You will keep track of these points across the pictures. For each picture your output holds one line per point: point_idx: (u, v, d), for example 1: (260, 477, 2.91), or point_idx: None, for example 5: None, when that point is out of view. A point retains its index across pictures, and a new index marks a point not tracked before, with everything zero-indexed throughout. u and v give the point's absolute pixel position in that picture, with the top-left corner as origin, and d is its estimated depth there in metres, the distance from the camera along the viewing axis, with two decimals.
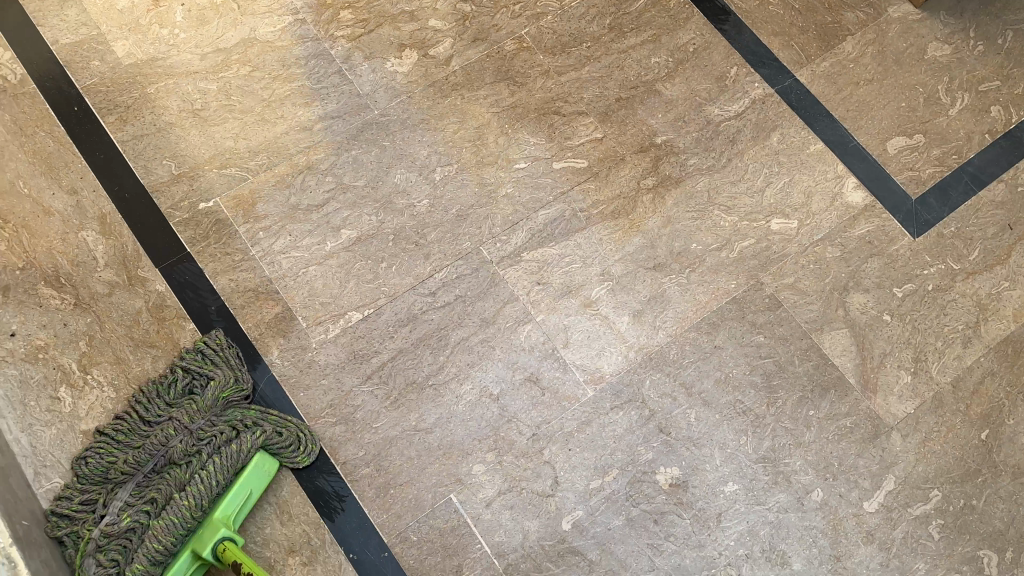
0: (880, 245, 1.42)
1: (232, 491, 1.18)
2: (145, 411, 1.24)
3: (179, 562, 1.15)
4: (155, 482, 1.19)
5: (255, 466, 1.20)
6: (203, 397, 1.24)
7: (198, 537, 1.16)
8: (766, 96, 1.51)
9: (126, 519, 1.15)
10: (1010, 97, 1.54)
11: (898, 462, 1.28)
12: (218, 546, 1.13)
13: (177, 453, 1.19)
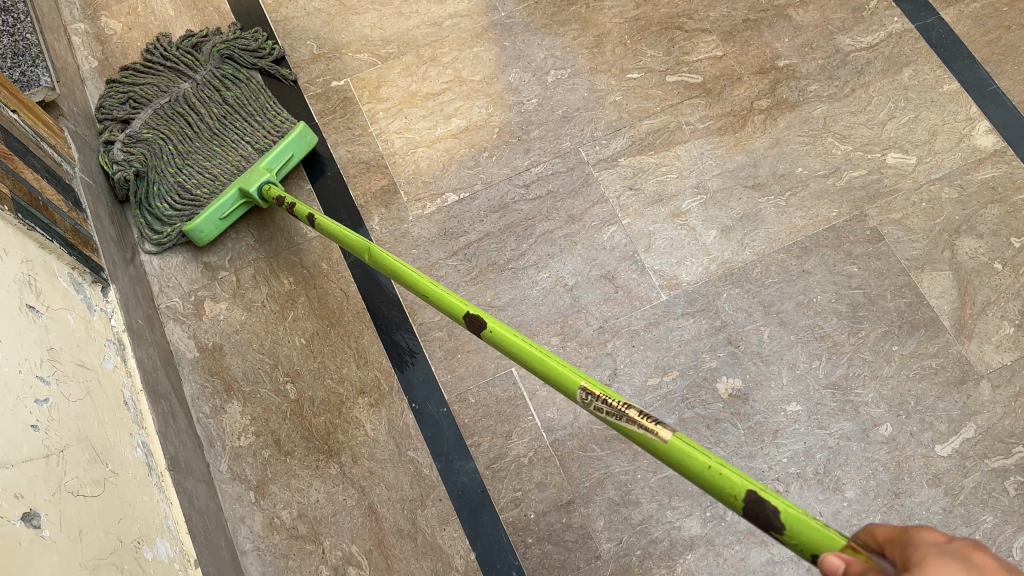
0: (1004, 192, 1.33)
1: (275, 148, 1.36)
2: (161, 124, 1.39)
3: (226, 196, 1.33)
4: (171, 114, 1.40)
5: (298, 136, 1.38)
6: (216, 73, 1.45)
7: (243, 177, 1.34)
8: (904, 31, 1.45)
9: (151, 136, 1.38)
10: None
11: (983, 412, 1.20)
12: (262, 187, 1.33)
13: (203, 98, 1.42)
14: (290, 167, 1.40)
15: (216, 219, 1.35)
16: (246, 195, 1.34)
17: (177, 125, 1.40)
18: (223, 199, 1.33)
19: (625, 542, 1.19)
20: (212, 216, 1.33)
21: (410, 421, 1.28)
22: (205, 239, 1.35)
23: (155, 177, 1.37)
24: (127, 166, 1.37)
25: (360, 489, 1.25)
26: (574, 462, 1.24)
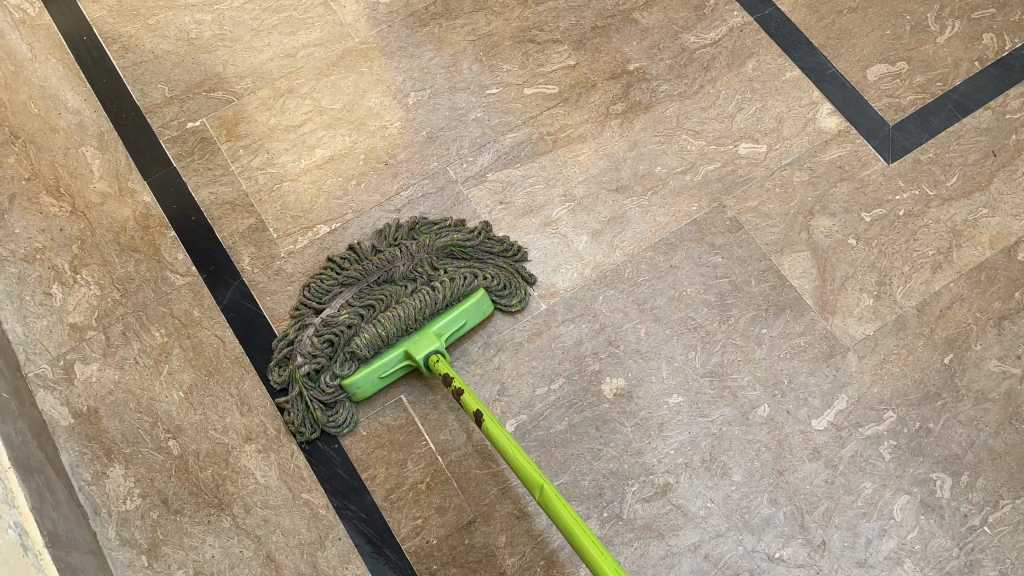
0: (851, 170, 1.39)
1: (450, 311, 1.25)
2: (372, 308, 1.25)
3: (390, 354, 1.23)
4: (379, 289, 1.27)
5: (475, 302, 1.27)
6: (431, 281, 1.27)
7: (408, 338, 1.23)
8: (744, 25, 1.51)
9: (371, 327, 1.22)
10: (1003, 26, 1.50)
11: (852, 382, 1.25)
12: (430, 355, 1.22)
13: (422, 271, 1.28)
14: (459, 331, 1.28)
15: (372, 375, 1.24)
16: (409, 356, 1.24)
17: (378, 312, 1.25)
18: (387, 358, 1.23)
19: (527, 555, 1.20)
20: (371, 373, 1.22)
21: (301, 462, 1.26)
22: (361, 395, 1.25)
23: (356, 330, 1.23)
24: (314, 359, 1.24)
25: (256, 539, 1.22)
26: (470, 482, 1.24)
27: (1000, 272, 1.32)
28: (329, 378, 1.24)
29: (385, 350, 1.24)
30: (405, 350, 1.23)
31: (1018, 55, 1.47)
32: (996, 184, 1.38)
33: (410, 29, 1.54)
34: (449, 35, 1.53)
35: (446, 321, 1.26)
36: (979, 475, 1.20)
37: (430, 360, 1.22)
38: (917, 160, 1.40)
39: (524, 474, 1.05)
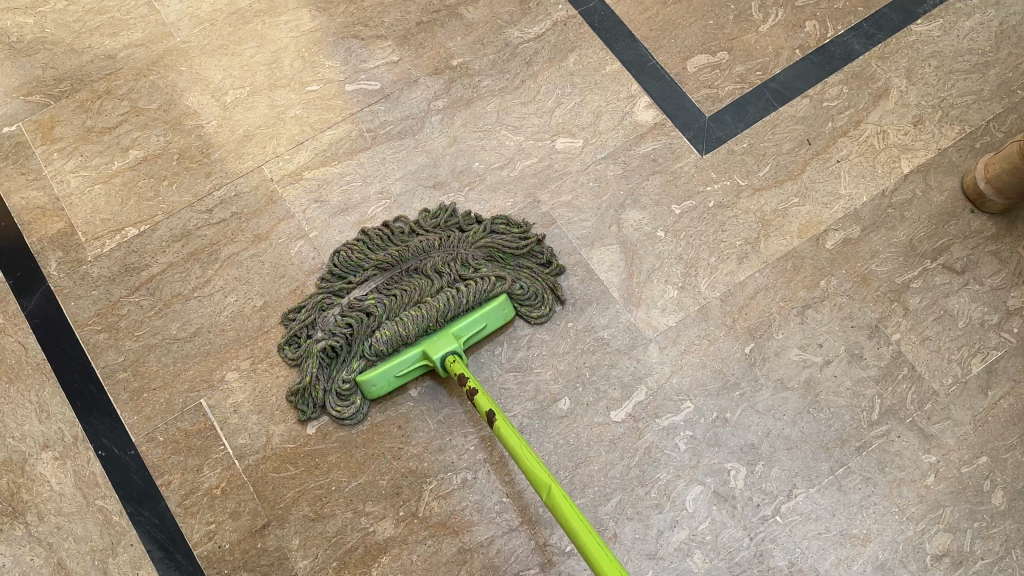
0: (665, 163, 1.42)
1: (472, 314, 1.23)
2: (390, 287, 1.26)
3: (408, 355, 1.21)
4: (409, 278, 1.27)
5: (494, 307, 1.24)
6: (483, 226, 1.33)
7: (429, 341, 1.21)
8: (568, 18, 1.52)
9: (384, 333, 1.20)
10: (825, 13, 1.50)
11: (652, 374, 1.27)
12: (448, 356, 1.19)
13: (423, 296, 1.24)
14: (482, 335, 1.26)
15: (390, 373, 1.22)
16: (428, 357, 1.21)
17: (401, 304, 1.24)
18: (404, 356, 1.21)
19: (320, 556, 1.20)
20: (387, 372, 1.20)
21: (97, 468, 1.25)
22: (375, 392, 1.23)
23: (373, 333, 1.22)
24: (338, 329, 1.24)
25: (47, 548, 1.20)
26: (267, 485, 1.23)
27: (801, 260, 1.33)
28: (357, 298, 1.25)
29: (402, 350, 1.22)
30: (424, 351, 1.20)
31: (838, 42, 1.48)
32: (808, 171, 1.39)
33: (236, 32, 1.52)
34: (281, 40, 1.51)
35: (469, 324, 1.23)
36: (773, 464, 1.21)
37: (450, 361, 1.19)
38: (727, 150, 1.42)
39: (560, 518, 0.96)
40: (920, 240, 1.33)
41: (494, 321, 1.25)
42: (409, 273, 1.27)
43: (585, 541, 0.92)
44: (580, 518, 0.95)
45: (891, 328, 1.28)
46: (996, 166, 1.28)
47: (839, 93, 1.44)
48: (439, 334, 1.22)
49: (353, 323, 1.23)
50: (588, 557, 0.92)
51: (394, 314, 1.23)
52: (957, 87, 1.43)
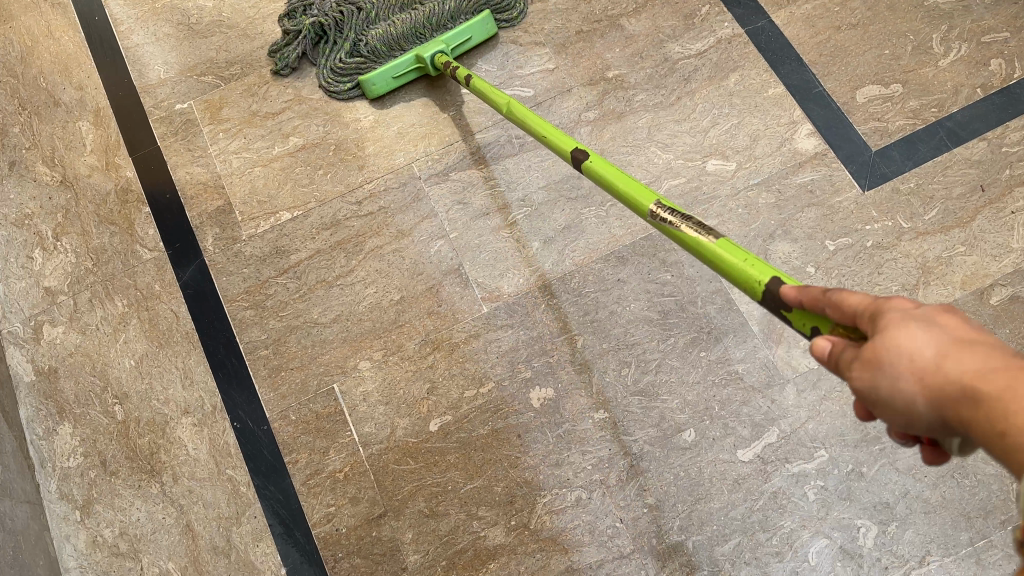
0: (822, 196, 1.33)
1: (460, 26, 1.47)
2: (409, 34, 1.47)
3: (403, 58, 1.46)
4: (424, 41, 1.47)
5: (481, 20, 1.48)
6: None
7: (421, 46, 1.46)
8: (732, 37, 1.46)
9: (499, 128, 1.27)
10: (1014, 52, 1.40)
11: (786, 417, 1.21)
12: (436, 55, 1.43)
13: (405, 43, 1.47)
14: (467, 48, 1.50)
15: (388, 76, 1.47)
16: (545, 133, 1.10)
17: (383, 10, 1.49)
18: (401, 59, 1.46)
19: (431, 553, 1.21)
20: (386, 72, 1.45)
21: (231, 438, 1.31)
22: (376, 92, 1.48)
23: (371, 29, 1.47)
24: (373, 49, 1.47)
25: (179, 508, 1.27)
26: (387, 476, 1.26)
27: (962, 316, 1.23)
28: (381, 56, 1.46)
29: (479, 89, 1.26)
30: (417, 54, 1.45)
31: None
32: (981, 219, 1.28)
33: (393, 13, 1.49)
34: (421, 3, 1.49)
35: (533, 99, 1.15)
36: (909, 527, 1.14)
37: (437, 59, 1.43)
38: (890, 194, 1.31)
39: (711, 260, 0.83)
40: None
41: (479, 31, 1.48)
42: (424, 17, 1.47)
43: (737, 267, 0.80)
44: (725, 246, 0.82)
45: None
46: None
47: (1022, 139, 1.33)
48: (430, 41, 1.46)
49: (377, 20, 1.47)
50: (743, 279, 0.79)
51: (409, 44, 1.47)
52: None
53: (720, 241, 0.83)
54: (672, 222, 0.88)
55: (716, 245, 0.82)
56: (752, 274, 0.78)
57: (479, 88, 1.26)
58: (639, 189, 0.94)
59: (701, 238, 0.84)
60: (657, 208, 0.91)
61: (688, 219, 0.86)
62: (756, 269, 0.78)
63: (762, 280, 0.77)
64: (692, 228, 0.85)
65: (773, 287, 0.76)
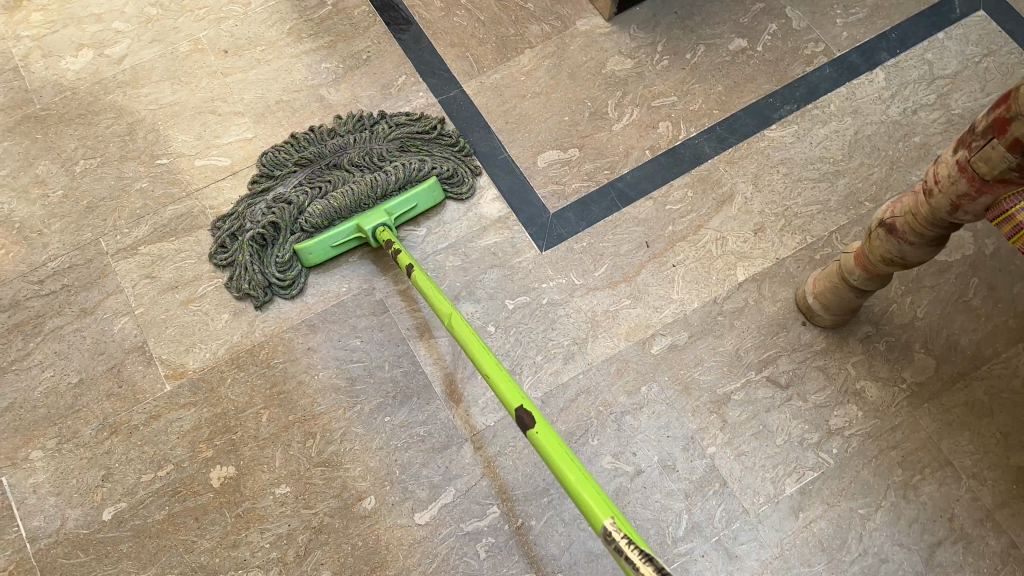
0: (504, 257, 1.40)
1: (402, 196, 1.37)
2: (304, 192, 1.38)
3: (343, 227, 1.34)
4: (328, 172, 1.41)
5: (427, 188, 1.39)
6: (387, 124, 1.48)
7: (362, 216, 1.35)
8: (426, 105, 1.53)
9: (300, 191, 1.38)
10: (681, 114, 1.51)
11: (462, 475, 1.25)
12: (378, 228, 1.33)
13: (359, 163, 1.41)
14: (411, 214, 1.40)
15: (326, 244, 1.36)
16: (361, 231, 1.35)
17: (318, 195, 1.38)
18: (340, 228, 1.35)
19: None
20: (324, 241, 1.34)
21: None
22: (312, 260, 1.36)
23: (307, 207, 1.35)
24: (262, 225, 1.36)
25: None
26: (53, 572, 1.21)
27: (624, 362, 1.32)
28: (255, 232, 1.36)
29: (338, 224, 1.35)
30: (359, 223, 1.34)
31: (690, 144, 1.49)
32: (647, 271, 1.39)
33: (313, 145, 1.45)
34: (356, 157, 1.42)
35: (399, 204, 1.37)
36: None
37: (378, 232, 1.32)
38: (568, 249, 1.41)
39: (569, 488, 0.85)
40: (745, 349, 1.33)
41: (426, 201, 1.40)
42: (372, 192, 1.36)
43: (580, 490, 0.84)
44: (569, 459, 0.86)
45: (705, 442, 1.26)
46: (818, 283, 1.27)
47: (682, 194, 1.45)
48: (369, 211, 1.36)
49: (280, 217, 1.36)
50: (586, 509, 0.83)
51: (274, 177, 1.43)
52: (803, 196, 1.43)
53: (561, 452, 0.87)
54: (627, 554, 0.78)
55: (570, 470, 0.85)
56: (510, 397, 0.94)
57: (328, 234, 1.34)
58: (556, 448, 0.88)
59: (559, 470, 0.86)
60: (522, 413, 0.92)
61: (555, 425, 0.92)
62: (600, 500, 0.83)
63: (602, 518, 0.81)
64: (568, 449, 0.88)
65: (609, 528, 0.80)
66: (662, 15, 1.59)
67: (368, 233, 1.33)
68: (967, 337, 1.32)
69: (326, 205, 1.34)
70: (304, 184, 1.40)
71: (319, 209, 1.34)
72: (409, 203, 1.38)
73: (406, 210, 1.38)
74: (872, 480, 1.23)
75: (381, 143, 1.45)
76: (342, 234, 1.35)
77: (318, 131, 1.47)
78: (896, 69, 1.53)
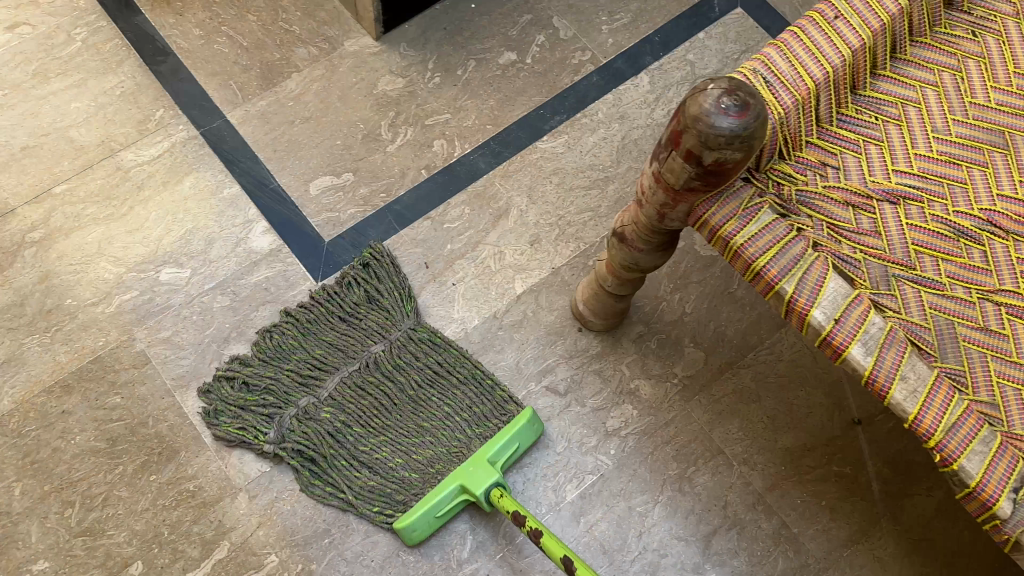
0: (276, 292, 1.35)
1: (501, 438, 1.18)
2: (353, 386, 1.23)
3: (447, 491, 1.14)
4: (355, 365, 1.25)
5: (524, 424, 1.19)
6: (398, 310, 1.30)
7: (467, 473, 1.15)
8: (187, 139, 1.46)
9: (319, 302, 1.30)
10: (454, 131, 1.50)
11: (236, 527, 1.20)
12: (492, 490, 1.13)
13: (391, 354, 1.26)
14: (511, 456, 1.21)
15: (429, 516, 1.16)
16: (467, 492, 1.15)
17: (341, 407, 1.22)
18: (443, 494, 1.15)
19: None
20: (429, 516, 1.15)
21: None
22: (415, 538, 1.17)
23: (342, 438, 1.21)
24: (296, 458, 1.21)
25: None
26: None
27: None
28: (318, 395, 1.23)
29: (438, 486, 1.15)
30: (463, 485, 1.14)
31: (465, 161, 1.48)
32: (426, 293, 1.37)
33: (318, 329, 1.28)
34: (332, 341, 1.27)
35: (500, 448, 1.18)
36: None
37: (493, 495, 1.13)
38: (342, 279, 1.37)
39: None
40: (525, 362, 1.33)
41: (528, 435, 1.20)
42: (355, 366, 1.24)
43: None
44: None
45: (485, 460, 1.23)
46: (587, 291, 1.30)
47: (460, 212, 1.43)
48: (471, 464, 1.16)
49: (313, 458, 1.21)
50: None
51: (304, 388, 1.24)
52: (577, 203, 1.46)
53: None
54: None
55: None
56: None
57: (430, 507, 1.14)
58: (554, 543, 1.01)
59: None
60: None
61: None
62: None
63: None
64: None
65: None
66: (431, 31, 1.57)
67: (478, 496, 1.13)
68: (734, 327, 1.36)
69: (401, 458, 1.20)
70: (327, 413, 1.22)
71: (381, 480, 1.19)
72: (506, 450, 1.19)
73: (503, 460, 1.19)
74: (650, 477, 1.26)
75: (424, 357, 1.26)
76: (444, 502, 1.16)
77: (316, 301, 1.29)
78: (660, 72, 1.57)
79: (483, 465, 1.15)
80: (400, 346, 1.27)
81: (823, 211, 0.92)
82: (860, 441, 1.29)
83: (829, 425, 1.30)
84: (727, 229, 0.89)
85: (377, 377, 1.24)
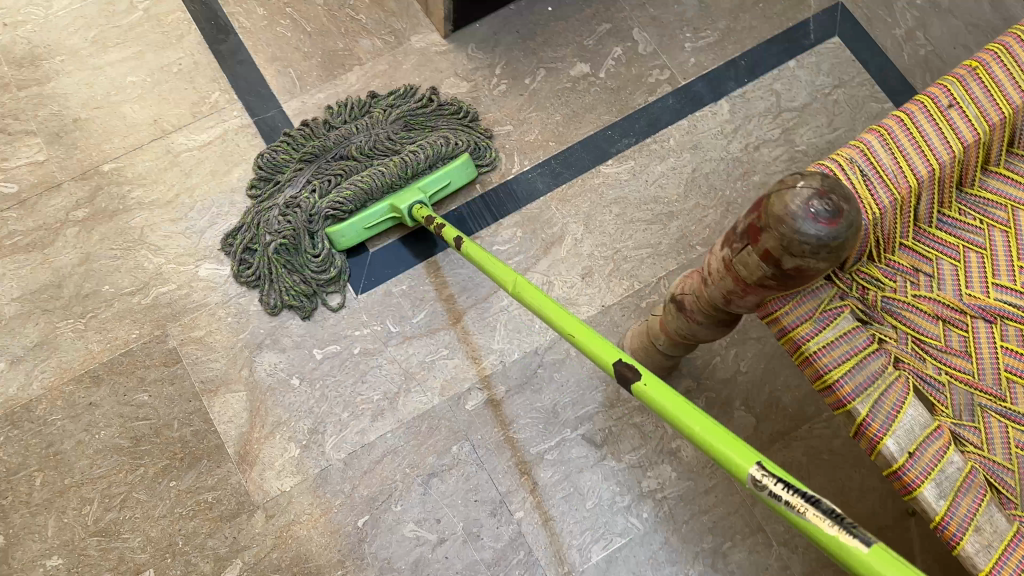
0: (314, 301, 1.30)
1: (436, 172, 1.31)
2: (325, 178, 1.31)
3: (376, 208, 1.28)
4: (336, 163, 1.32)
5: (459, 165, 1.32)
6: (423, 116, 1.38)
7: (396, 195, 1.28)
8: (239, 128, 1.40)
9: (309, 189, 1.30)
10: (514, 145, 1.41)
11: (251, 546, 1.17)
12: (414, 206, 1.25)
13: (366, 146, 1.33)
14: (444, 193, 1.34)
15: (359, 226, 1.29)
16: (394, 211, 1.28)
17: (328, 184, 1.30)
18: (374, 210, 1.28)
19: None
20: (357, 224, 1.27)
21: None
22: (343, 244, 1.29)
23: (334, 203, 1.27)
24: (282, 230, 1.28)
25: None
26: None
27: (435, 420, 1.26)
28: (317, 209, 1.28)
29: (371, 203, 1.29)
30: (392, 203, 1.27)
31: (523, 179, 1.39)
32: (468, 319, 1.32)
33: (325, 170, 1.31)
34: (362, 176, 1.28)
35: (433, 180, 1.30)
36: None
37: (416, 210, 1.25)
38: (383, 295, 1.32)
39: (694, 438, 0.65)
40: (562, 406, 1.28)
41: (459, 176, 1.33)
42: (376, 177, 1.28)
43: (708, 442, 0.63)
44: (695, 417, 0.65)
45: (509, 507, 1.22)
46: (636, 343, 1.23)
47: (512, 235, 1.36)
48: (403, 188, 1.29)
49: (297, 234, 1.28)
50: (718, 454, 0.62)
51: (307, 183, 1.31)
52: (635, 238, 1.37)
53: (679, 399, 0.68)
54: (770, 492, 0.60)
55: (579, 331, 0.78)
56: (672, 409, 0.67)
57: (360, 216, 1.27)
58: (528, 291, 0.86)
59: (670, 395, 0.68)
60: (620, 367, 0.72)
61: (785, 485, 0.59)
62: (692, 414, 0.65)
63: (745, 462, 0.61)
64: (823, 515, 0.56)
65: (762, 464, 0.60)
66: (503, 32, 1.48)
67: (403, 210, 1.26)
68: (789, 395, 1.29)
69: (355, 187, 1.27)
70: (337, 196, 1.27)
71: (348, 193, 1.27)
72: (439, 183, 1.31)
73: (435, 198, 1.30)
74: (681, 545, 1.21)
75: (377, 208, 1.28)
76: (374, 217, 1.28)
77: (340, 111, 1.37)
78: (742, 102, 1.46)
79: (414, 198, 1.27)
80: (365, 133, 1.34)
81: (910, 323, 0.83)
82: (911, 533, 1.22)
83: (881, 512, 1.23)
84: (798, 332, 0.81)
85: (355, 164, 1.32)
